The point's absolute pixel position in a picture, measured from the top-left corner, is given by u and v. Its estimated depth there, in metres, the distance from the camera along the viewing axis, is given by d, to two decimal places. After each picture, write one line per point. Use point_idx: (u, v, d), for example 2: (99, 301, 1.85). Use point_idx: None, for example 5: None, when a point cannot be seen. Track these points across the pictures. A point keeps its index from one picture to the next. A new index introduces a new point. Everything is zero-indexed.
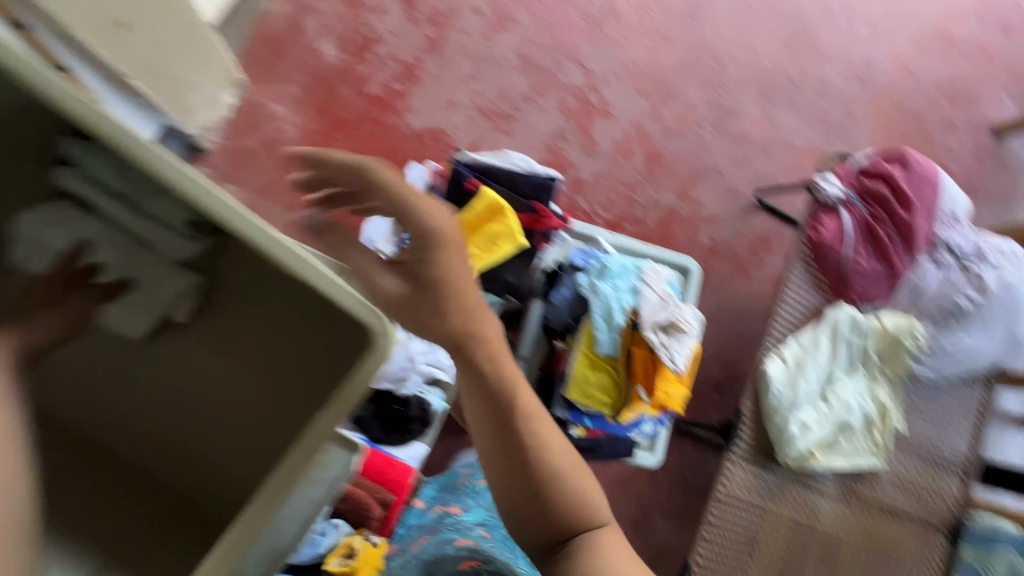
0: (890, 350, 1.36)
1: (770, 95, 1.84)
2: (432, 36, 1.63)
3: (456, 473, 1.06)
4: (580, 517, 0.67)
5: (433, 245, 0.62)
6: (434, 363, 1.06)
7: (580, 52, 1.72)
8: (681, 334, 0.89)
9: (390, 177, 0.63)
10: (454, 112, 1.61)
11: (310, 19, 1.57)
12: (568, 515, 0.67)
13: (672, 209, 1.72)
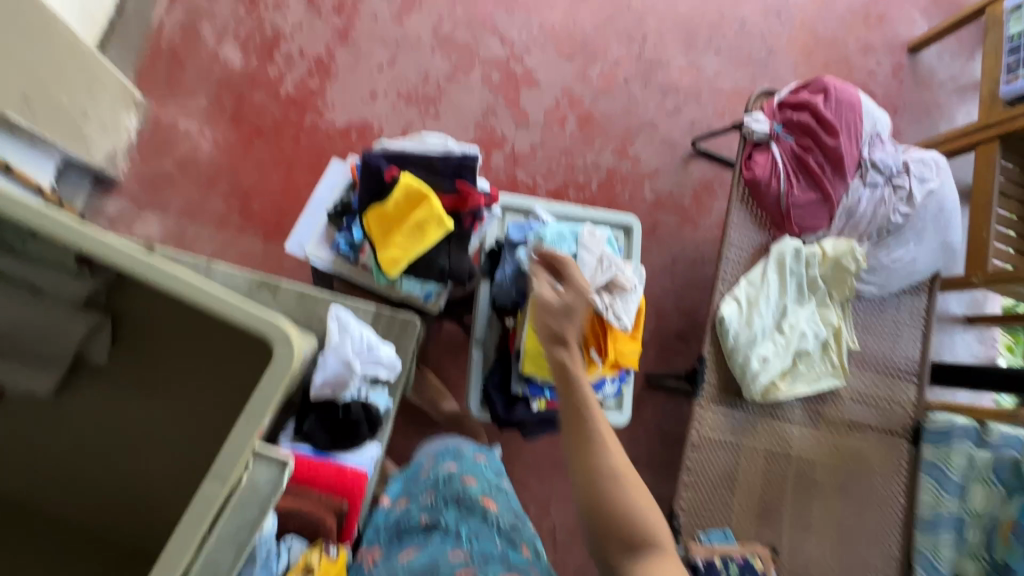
0: (835, 276, 1.39)
1: (693, 42, 1.84)
2: (340, 26, 1.56)
3: (418, 463, 0.98)
4: (625, 518, 0.68)
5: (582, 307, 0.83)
6: (376, 359, 0.83)
7: (498, 23, 1.68)
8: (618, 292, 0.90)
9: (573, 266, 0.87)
10: (377, 102, 1.55)
11: (206, 25, 1.47)
12: (611, 507, 0.68)
13: (613, 169, 1.72)
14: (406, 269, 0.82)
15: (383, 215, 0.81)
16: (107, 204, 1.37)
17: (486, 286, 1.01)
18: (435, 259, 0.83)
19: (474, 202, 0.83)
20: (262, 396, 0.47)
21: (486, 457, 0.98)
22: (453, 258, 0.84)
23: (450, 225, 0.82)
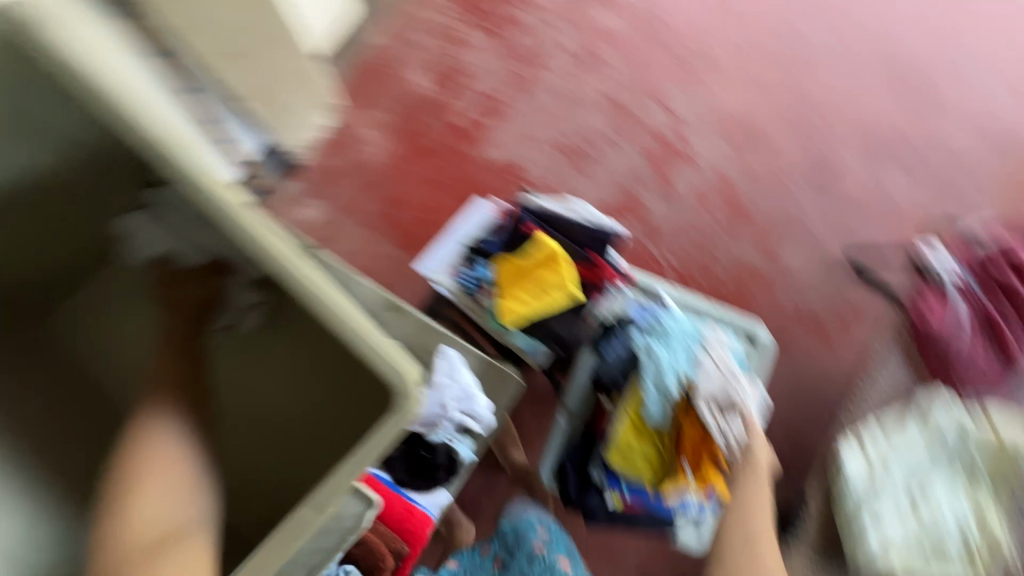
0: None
1: (878, 153, 1.69)
2: (520, 72, 1.67)
3: (532, 532, 1.09)
4: None
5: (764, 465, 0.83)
6: (468, 409, 0.88)
7: (669, 96, 1.69)
8: (739, 418, 0.83)
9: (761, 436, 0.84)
10: (533, 147, 1.63)
11: (410, 53, 1.66)
12: None
13: (751, 265, 1.61)
14: None
15: None
16: (288, 185, 1.57)
17: (591, 358, 0.94)
18: None
19: None
20: (367, 447, 0.55)
21: (571, 565, 1.07)
22: None
23: None
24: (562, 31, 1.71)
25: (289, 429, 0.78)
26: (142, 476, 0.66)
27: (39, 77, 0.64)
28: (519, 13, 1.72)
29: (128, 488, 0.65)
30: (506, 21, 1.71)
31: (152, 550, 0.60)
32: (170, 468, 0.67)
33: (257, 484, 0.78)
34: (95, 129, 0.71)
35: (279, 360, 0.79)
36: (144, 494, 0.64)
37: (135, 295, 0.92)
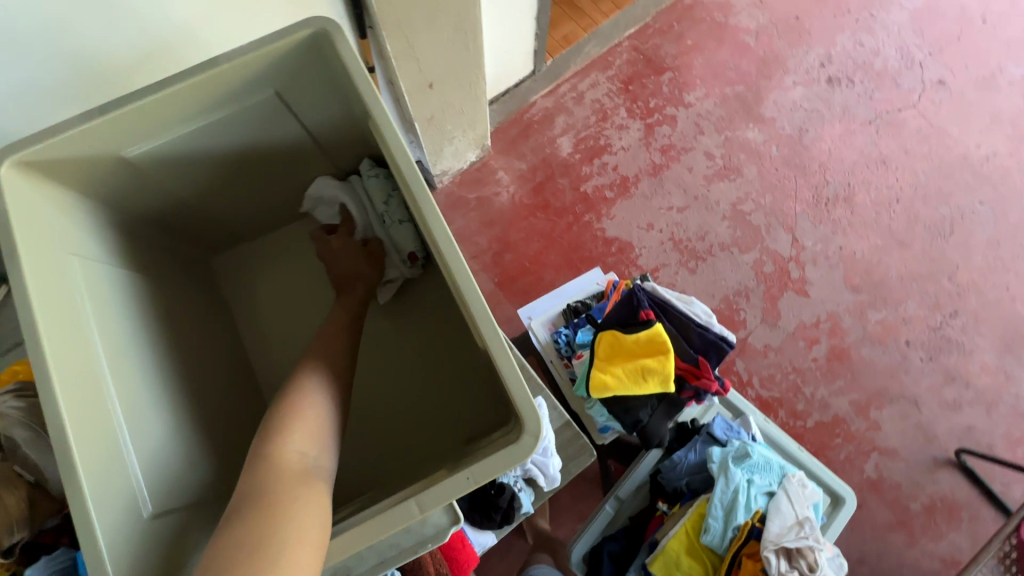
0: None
1: (1014, 348, 1.56)
2: (657, 163, 1.73)
3: None
4: None
5: None
6: (539, 462, 0.69)
7: (798, 225, 1.67)
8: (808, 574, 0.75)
9: None
10: (649, 234, 1.66)
11: (561, 118, 1.75)
12: None
13: (840, 419, 1.51)
14: (608, 399, 0.84)
15: (617, 343, 0.84)
16: None
17: (656, 455, 0.96)
18: (637, 408, 0.83)
19: (704, 383, 0.82)
20: (487, 468, 0.44)
21: None
22: (654, 418, 0.83)
23: (670, 389, 0.81)
24: (708, 134, 1.75)
25: (408, 416, 0.76)
26: (298, 410, 0.58)
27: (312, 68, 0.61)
28: (672, 107, 1.77)
29: (283, 415, 0.57)
30: (659, 111, 1.77)
31: (295, 482, 0.50)
32: (323, 407, 0.59)
33: (368, 474, 0.73)
34: (334, 113, 0.68)
35: (398, 347, 0.80)
36: (297, 428, 0.55)
37: (290, 247, 0.84)
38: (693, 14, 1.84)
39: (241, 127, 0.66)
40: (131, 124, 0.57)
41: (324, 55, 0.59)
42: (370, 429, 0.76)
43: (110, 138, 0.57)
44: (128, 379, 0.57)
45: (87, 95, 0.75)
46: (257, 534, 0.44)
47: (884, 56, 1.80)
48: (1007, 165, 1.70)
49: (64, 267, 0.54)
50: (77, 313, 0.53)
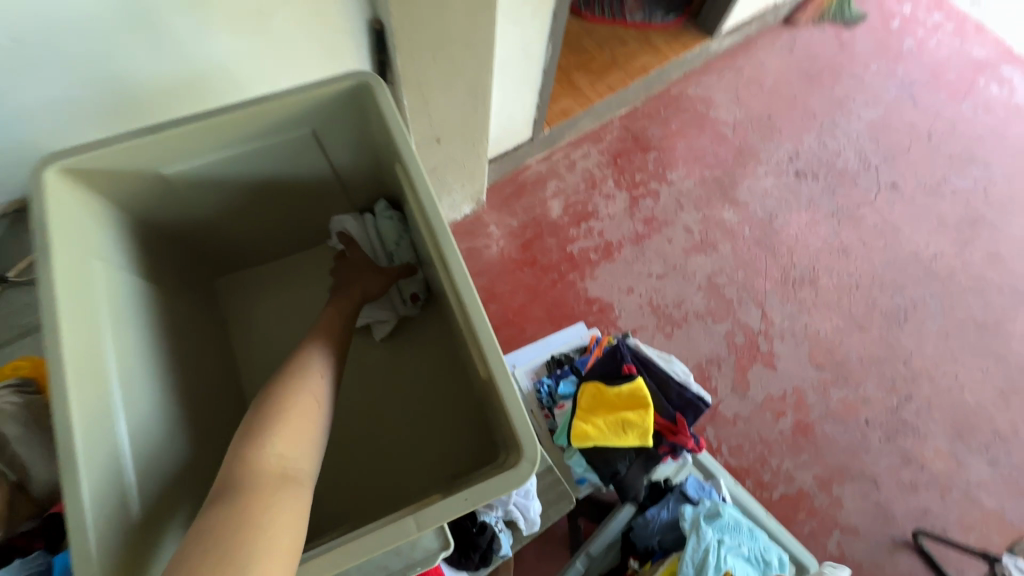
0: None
1: (963, 434, 1.65)
2: (640, 232, 1.84)
3: None
4: None
5: None
6: (521, 503, 0.69)
7: (767, 301, 1.77)
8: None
9: None
10: (629, 298, 1.74)
11: (553, 182, 1.86)
12: None
13: (804, 492, 1.54)
14: (588, 448, 0.86)
15: (600, 394, 0.87)
16: None
17: (628, 512, 0.95)
18: (615, 460, 0.85)
19: (681, 438, 0.85)
20: (483, 488, 0.46)
21: None
22: (631, 470, 0.85)
23: (648, 442, 0.84)
24: (687, 211, 1.88)
25: (397, 449, 0.77)
26: (282, 418, 0.58)
27: (352, 115, 0.67)
28: (656, 182, 1.91)
29: (267, 420, 0.57)
30: (643, 185, 1.90)
31: (273, 489, 0.52)
32: (314, 409, 0.62)
33: (355, 506, 0.73)
34: (362, 153, 0.73)
35: (390, 377, 0.82)
36: (287, 427, 0.58)
37: (294, 274, 0.86)
38: (678, 104, 2.03)
39: (274, 158, 0.70)
40: (175, 144, 0.61)
41: (360, 99, 0.65)
42: (356, 459, 0.76)
43: (152, 152, 0.61)
44: (132, 384, 0.58)
45: (110, 112, 0.81)
46: (230, 540, 0.46)
47: (844, 157, 2.00)
48: (952, 264, 1.87)
49: (89, 269, 0.56)
50: (96, 314, 0.55)
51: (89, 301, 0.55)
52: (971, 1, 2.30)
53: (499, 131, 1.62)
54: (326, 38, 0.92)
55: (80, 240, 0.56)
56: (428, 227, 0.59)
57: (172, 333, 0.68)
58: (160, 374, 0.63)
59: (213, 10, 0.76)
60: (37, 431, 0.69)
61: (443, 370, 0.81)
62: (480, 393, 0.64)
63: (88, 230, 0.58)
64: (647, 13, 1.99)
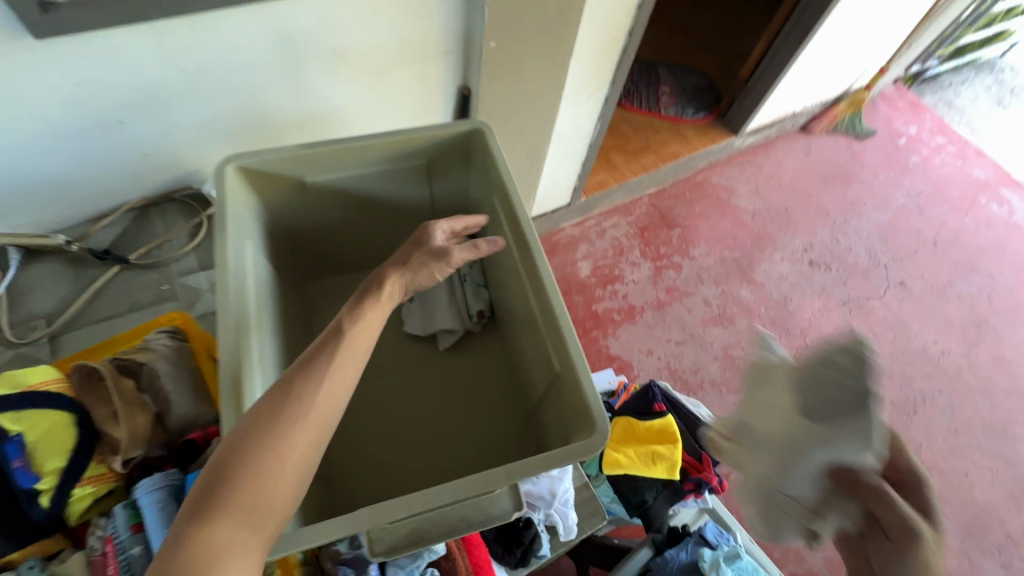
0: (799, 491, 0.71)
1: (974, 533, 1.65)
2: (661, 299, 1.95)
3: None
4: None
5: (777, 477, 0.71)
6: (561, 509, 0.74)
7: None
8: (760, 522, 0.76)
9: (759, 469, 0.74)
10: (648, 359, 1.82)
11: (584, 246, 2.01)
12: None
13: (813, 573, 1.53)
14: (618, 476, 0.92)
15: (631, 428, 0.94)
16: None
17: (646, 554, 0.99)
18: (643, 489, 0.92)
19: (706, 475, 0.91)
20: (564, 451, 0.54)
21: None
22: (657, 501, 0.93)
23: (676, 476, 0.89)
24: (706, 285, 2.01)
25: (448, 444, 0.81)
26: (239, 474, 0.49)
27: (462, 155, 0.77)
28: (679, 256, 2.05)
29: (223, 474, 0.48)
30: (667, 257, 2.04)
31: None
32: (319, 432, 0.54)
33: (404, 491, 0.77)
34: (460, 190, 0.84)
35: (442, 381, 0.87)
36: (285, 451, 0.51)
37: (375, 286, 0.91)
38: (702, 189, 2.22)
39: (389, 183, 0.79)
40: (320, 161, 0.71)
41: (472, 144, 0.76)
42: (408, 448, 0.81)
43: (299, 164, 0.71)
44: (263, 352, 0.66)
45: (245, 136, 0.96)
46: None
47: (855, 253, 2.15)
48: (960, 363, 1.95)
49: (244, 249, 0.66)
50: (246, 286, 0.65)
51: (243, 275, 0.64)
52: (971, 130, 2.55)
53: (542, 194, 1.78)
54: (423, 98, 1.08)
55: (239, 225, 0.66)
56: (521, 242, 0.69)
57: (282, 321, 0.76)
58: (277, 349, 0.72)
59: (344, 65, 0.93)
60: (184, 372, 0.64)
61: (494, 380, 0.87)
62: (541, 393, 0.72)
63: (244, 220, 0.68)
64: (678, 108, 2.20)
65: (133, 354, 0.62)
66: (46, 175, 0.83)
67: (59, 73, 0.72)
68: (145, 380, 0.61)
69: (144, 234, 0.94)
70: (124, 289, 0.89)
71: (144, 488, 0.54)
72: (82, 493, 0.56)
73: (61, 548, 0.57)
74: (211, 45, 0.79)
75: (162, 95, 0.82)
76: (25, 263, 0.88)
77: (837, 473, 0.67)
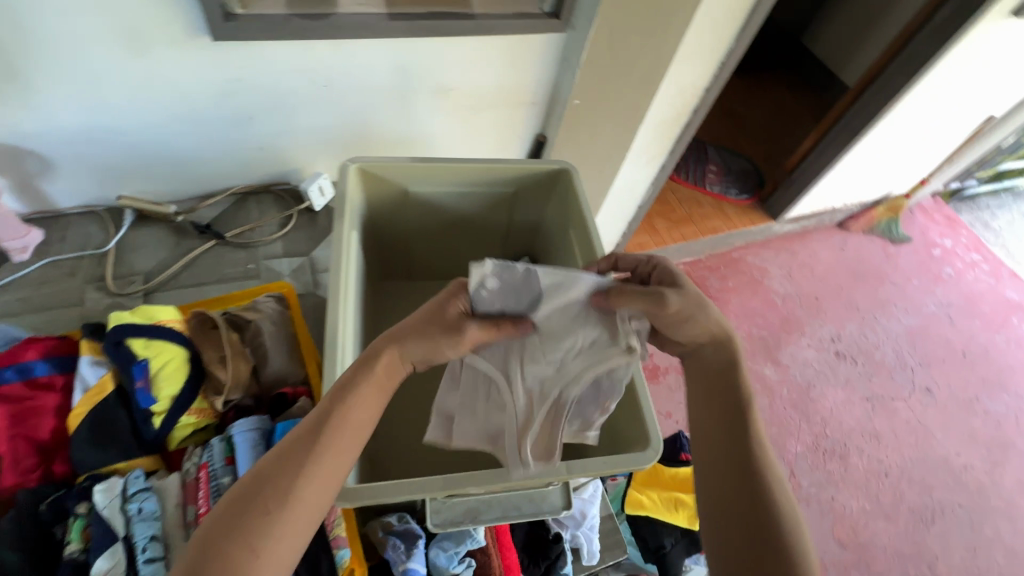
0: (564, 321, 0.63)
1: None
2: None
3: None
4: None
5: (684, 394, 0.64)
6: (587, 533, 0.77)
7: (796, 463, 1.82)
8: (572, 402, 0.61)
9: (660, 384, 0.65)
10: (667, 422, 1.82)
11: None
12: None
13: None
14: (639, 519, 0.93)
15: (657, 472, 0.97)
16: None
17: None
18: (663, 534, 0.92)
19: None
20: (618, 460, 0.59)
21: None
22: (675, 548, 0.92)
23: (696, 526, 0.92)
24: None
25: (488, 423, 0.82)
26: (262, 492, 0.47)
27: (548, 190, 0.84)
28: None
29: (253, 490, 0.47)
30: None
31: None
32: (310, 521, 0.49)
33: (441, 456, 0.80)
34: (537, 222, 0.90)
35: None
36: (281, 531, 0.46)
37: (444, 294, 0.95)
38: (737, 267, 2.27)
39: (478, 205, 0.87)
40: (427, 175, 0.80)
41: (557, 185, 0.84)
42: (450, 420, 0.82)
43: (408, 176, 0.79)
44: (353, 331, 0.73)
45: (348, 147, 1.07)
46: None
47: (882, 350, 2.15)
48: (982, 480, 1.90)
49: (352, 238, 0.74)
50: (351, 271, 0.72)
51: (348, 259, 0.72)
52: (1005, 251, 2.59)
53: None
54: (504, 139, 1.19)
55: (351, 218, 0.74)
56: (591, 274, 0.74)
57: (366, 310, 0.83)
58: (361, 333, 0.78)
59: (448, 99, 1.05)
60: (281, 333, 0.78)
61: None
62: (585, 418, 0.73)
63: (355, 215, 0.77)
64: (723, 186, 2.29)
65: (244, 312, 0.78)
66: (174, 152, 0.94)
67: (215, 68, 0.84)
68: (250, 335, 0.76)
69: (241, 216, 1.04)
70: (216, 261, 0.99)
71: (240, 427, 0.67)
72: (184, 422, 0.70)
73: (157, 468, 0.70)
74: (344, 64, 0.91)
75: (288, 99, 0.93)
76: (134, 225, 0.99)
77: (595, 295, 0.61)
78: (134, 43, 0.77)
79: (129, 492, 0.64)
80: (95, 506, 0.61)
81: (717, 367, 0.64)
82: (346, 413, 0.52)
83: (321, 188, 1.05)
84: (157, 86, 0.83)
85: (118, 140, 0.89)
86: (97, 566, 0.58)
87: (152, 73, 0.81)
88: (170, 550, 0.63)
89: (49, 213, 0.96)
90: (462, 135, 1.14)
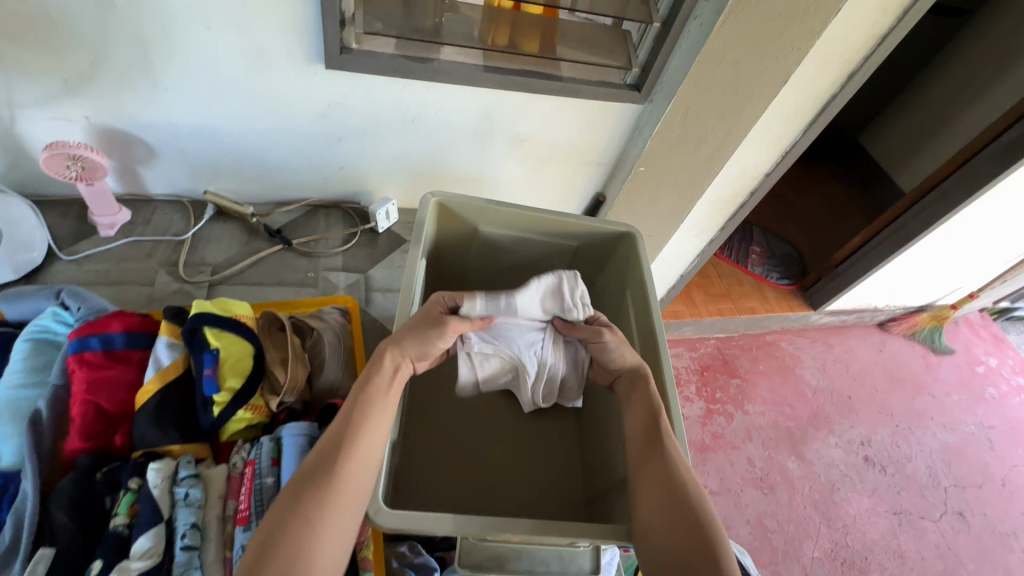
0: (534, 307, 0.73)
1: None
2: (706, 442, 1.82)
3: None
4: None
5: (632, 414, 0.63)
6: None
7: (812, 568, 1.61)
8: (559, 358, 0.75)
9: (627, 403, 0.64)
10: None
11: None
12: None
13: None
14: None
15: None
16: None
17: None
18: None
19: None
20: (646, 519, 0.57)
21: None
22: None
23: None
24: (754, 444, 1.84)
25: (521, 473, 0.79)
26: (316, 478, 0.48)
27: (611, 248, 0.87)
28: (732, 406, 1.92)
29: (308, 475, 0.48)
30: (721, 403, 1.92)
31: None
32: (360, 497, 0.49)
33: (470, 496, 0.75)
34: (593, 276, 0.92)
35: (511, 425, 0.83)
36: (333, 510, 0.47)
37: None
38: (770, 350, 2.11)
39: (540, 253, 0.89)
40: (499, 218, 0.83)
41: (619, 245, 0.86)
42: (482, 463, 0.79)
43: (482, 215, 0.83)
44: None
45: (418, 179, 1.13)
46: None
47: (914, 463, 1.88)
48: None
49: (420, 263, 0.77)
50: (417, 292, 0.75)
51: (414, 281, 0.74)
52: None
53: None
54: (564, 190, 1.23)
55: (423, 246, 0.78)
56: (647, 336, 0.75)
57: None
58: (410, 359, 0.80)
59: (519, 147, 1.10)
60: (341, 345, 0.84)
61: (563, 444, 0.83)
62: (618, 480, 0.69)
63: (426, 243, 0.80)
64: (765, 269, 2.15)
65: (310, 319, 0.85)
66: (262, 159, 1.01)
67: (321, 91, 0.91)
68: (313, 340, 0.82)
69: (308, 227, 1.10)
70: (280, 264, 1.05)
71: (289, 430, 0.69)
72: (239, 416, 0.72)
73: (205, 457, 0.72)
74: (434, 103, 0.97)
75: (375, 126, 0.99)
76: (213, 218, 1.06)
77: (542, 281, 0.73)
78: (258, 61, 0.84)
79: (179, 475, 0.66)
80: (147, 483, 0.64)
81: (637, 383, 0.65)
82: (369, 397, 0.54)
83: (388, 213, 1.11)
84: (265, 99, 0.90)
85: (217, 140, 0.96)
86: (139, 543, 0.60)
87: (266, 86, 0.88)
88: (204, 542, 0.65)
89: (139, 196, 1.04)
90: (520, 175, 1.17)
